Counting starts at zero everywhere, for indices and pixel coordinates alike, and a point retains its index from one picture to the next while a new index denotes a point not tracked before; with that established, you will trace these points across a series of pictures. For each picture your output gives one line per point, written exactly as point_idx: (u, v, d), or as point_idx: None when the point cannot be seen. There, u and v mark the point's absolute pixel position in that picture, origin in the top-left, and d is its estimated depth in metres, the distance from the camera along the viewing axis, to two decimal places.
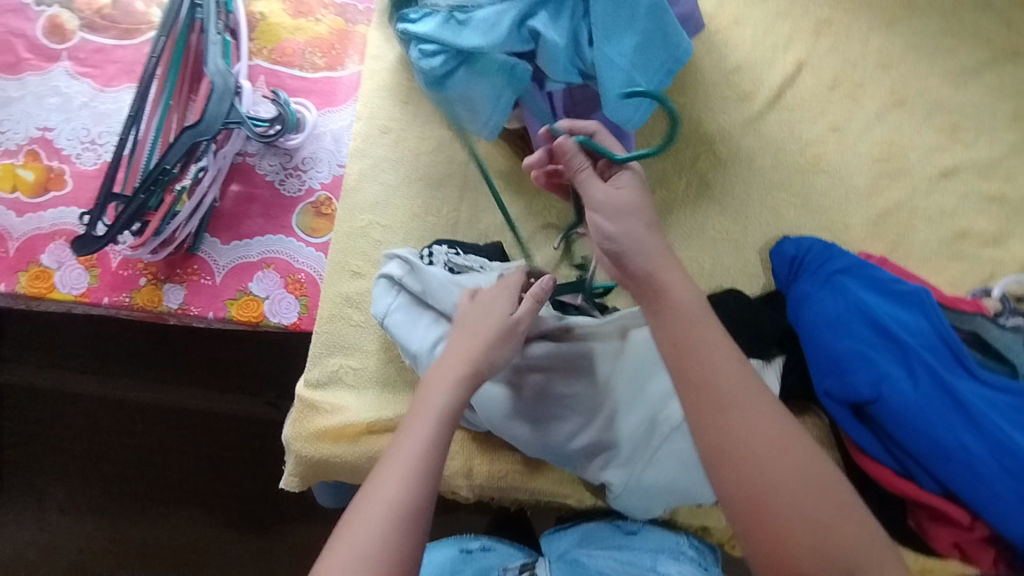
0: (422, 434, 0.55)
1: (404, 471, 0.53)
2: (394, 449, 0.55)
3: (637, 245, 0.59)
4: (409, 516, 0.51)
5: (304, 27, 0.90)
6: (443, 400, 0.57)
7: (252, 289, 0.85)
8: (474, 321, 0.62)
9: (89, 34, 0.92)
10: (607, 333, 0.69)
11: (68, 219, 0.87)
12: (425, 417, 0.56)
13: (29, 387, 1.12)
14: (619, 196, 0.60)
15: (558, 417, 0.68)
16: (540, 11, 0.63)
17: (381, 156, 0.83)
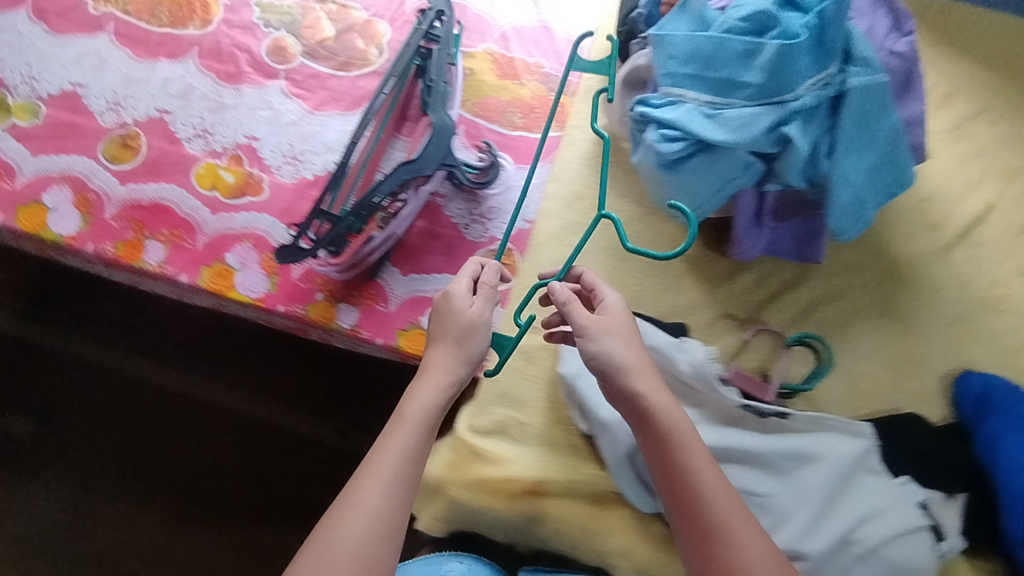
0: (398, 444, 0.63)
1: (382, 480, 0.61)
2: (374, 459, 0.62)
3: (630, 365, 0.64)
4: (381, 518, 0.59)
5: (509, 88, 0.96)
6: (417, 413, 0.65)
7: (423, 323, 0.86)
8: (434, 320, 0.70)
9: (309, 60, 0.98)
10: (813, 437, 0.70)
11: (259, 224, 0.91)
12: (406, 431, 0.64)
13: (132, 377, 1.14)
14: (610, 317, 0.66)
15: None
16: (796, 119, 0.66)
17: (574, 220, 0.87)
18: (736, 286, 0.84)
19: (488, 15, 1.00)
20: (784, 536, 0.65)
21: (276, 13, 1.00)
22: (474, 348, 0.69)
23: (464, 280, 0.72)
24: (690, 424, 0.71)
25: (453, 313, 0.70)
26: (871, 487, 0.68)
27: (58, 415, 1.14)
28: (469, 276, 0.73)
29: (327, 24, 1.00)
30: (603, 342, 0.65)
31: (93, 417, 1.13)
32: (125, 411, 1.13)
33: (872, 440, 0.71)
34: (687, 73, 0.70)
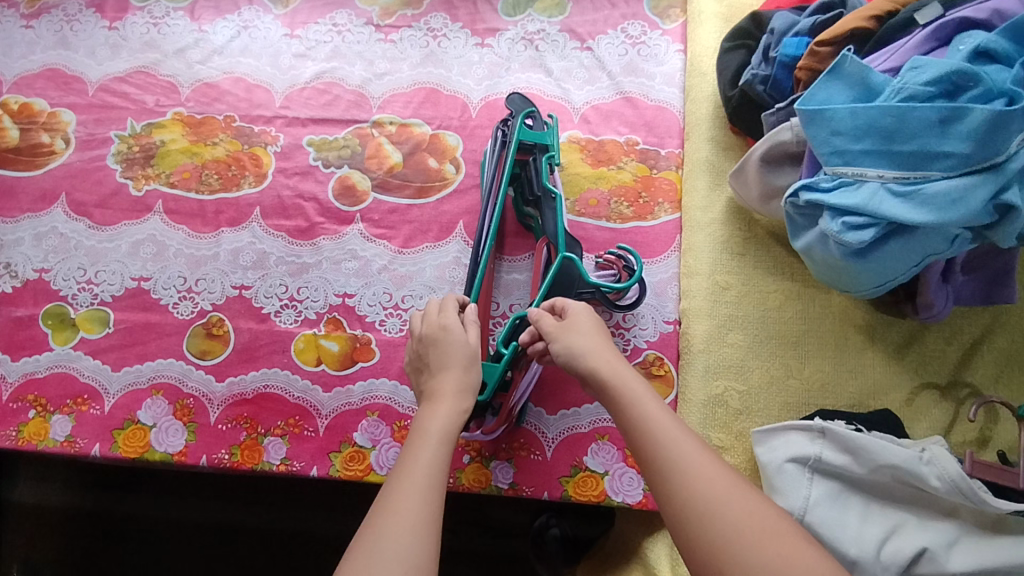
0: (426, 455, 0.58)
1: (417, 488, 0.54)
2: (402, 472, 0.56)
3: (594, 353, 0.63)
4: (424, 528, 0.52)
5: (607, 175, 0.87)
6: (439, 430, 0.60)
7: (588, 464, 0.78)
8: (443, 350, 0.68)
9: (382, 193, 0.89)
10: None
11: (379, 392, 0.82)
12: (425, 443, 0.59)
13: (257, 531, 1.03)
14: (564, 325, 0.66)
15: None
16: (1015, 183, 0.57)
17: (727, 314, 0.78)
18: (925, 349, 0.75)
19: (562, 99, 0.91)
20: None
21: (334, 149, 0.92)
22: (458, 376, 0.66)
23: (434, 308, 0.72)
24: (959, 543, 0.60)
25: (450, 340, 0.68)
26: None
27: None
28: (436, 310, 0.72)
29: (391, 148, 0.91)
30: (569, 341, 0.64)
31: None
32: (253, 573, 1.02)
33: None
34: (862, 149, 0.62)
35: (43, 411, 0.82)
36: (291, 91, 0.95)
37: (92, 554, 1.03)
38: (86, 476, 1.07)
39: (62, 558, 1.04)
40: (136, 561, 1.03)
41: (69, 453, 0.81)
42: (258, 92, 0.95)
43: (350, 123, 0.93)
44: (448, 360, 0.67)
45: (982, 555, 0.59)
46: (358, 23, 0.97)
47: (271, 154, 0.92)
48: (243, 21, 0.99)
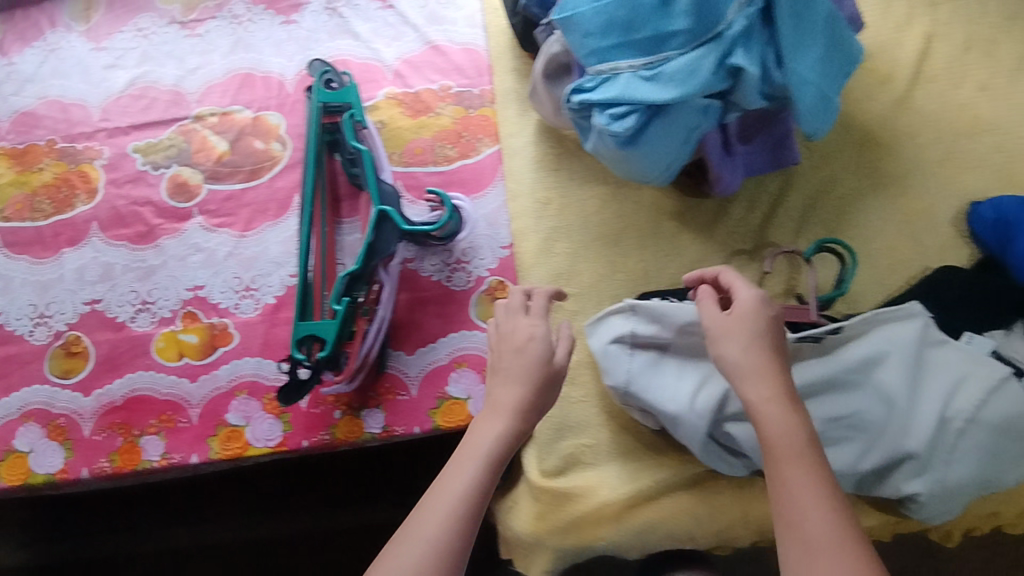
0: (466, 474, 0.58)
1: (444, 515, 0.55)
2: (424, 512, 0.56)
3: (746, 369, 0.57)
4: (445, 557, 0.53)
5: (427, 123, 0.90)
6: (489, 446, 0.60)
7: (452, 393, 0.82)
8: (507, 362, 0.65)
9: (215, 183, 0.91)
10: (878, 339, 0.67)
11: (244, 370, 0.84)
12: (470, 462, 0.59)
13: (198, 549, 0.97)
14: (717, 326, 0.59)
15: (841, 441, 0.66)
16: (736, 47, 0.62)
17: (551, 227, 0.82)
18: (731, 221, 0.81)
19: (373, 59, 0.93)
20: (882, 448, 0.65)
21: (160, 151, 0.93)
22: (545, 393, 0.65)
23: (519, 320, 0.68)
24: None
25: (532, 354, 0.65)
26: (945, 358, 0.66)
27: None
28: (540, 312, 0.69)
29: (216, 139, 0.92)
30: (721, 348, 0.58)
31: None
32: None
33: (927, 316, 0.67)
34: (610, 45, 0.66)
35: None
36: (108, 104, 0.95)
37: None
38: None
39: None
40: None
41: None
42: (75, 111, 0.95)
43: (173, 123, 0.93)
44: (502, 371, 0.65)
45: (781, 382, 0.67)
46: (162, 23, 0.98)
47: (99, 168, 0.92)
48: (47, 44, 0.98)
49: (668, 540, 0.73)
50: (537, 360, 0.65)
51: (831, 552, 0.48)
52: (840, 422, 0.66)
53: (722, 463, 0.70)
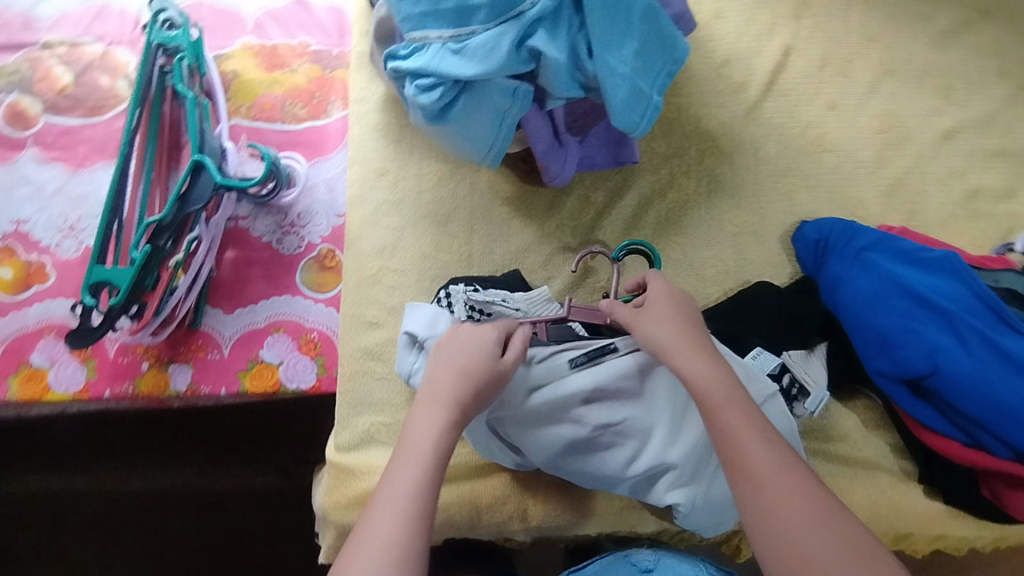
0: (405, 482, 0.51)
1: (389, 531, 0.48)
2: (355, 544, 0.48)
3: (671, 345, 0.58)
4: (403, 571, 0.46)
5: (281, 79, 0.87)
6: (433, 443, 0.53)
7: (264, 357, 0.80)
8: (462, 358, 0.58)
9: (54, 116, 0.87)
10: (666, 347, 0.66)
11: (56, 313, 0.82)
12: (415, 459, 0.52)
13: (76, 492, 1.03)
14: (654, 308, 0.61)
15: (609, 447, 0.65)
16: (538, 30, 0.61)
17: (382, 199, 0.80)
18: (563, 213, 0.80)
19: (235, 8, 0.90)
20: (649, 454, 0.63)
21: (2, 76, 0.88)
22: (490, 390, 0.58)
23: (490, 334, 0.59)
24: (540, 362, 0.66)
25: (478, 351, 0.58)
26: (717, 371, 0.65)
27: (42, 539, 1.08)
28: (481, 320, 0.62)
29: (62, 70, 0.89)
30: (648, 331, 0.59)
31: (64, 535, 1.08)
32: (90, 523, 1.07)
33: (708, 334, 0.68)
34: (422, 12, 0.64)
35: None
36: None
37: None
38: None
39: None
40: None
41: None
42: None
43: (19, 48, 0.89)
44: (460, 365, 0.57)
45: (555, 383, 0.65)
46: None
47: None
48: None
49: (449, 527, 0.71)
50: (489, 366, 0.57)
51: (789, 497, 0.49)
52: (610, 428, 0.65)
53: (496, 451, 0.70)
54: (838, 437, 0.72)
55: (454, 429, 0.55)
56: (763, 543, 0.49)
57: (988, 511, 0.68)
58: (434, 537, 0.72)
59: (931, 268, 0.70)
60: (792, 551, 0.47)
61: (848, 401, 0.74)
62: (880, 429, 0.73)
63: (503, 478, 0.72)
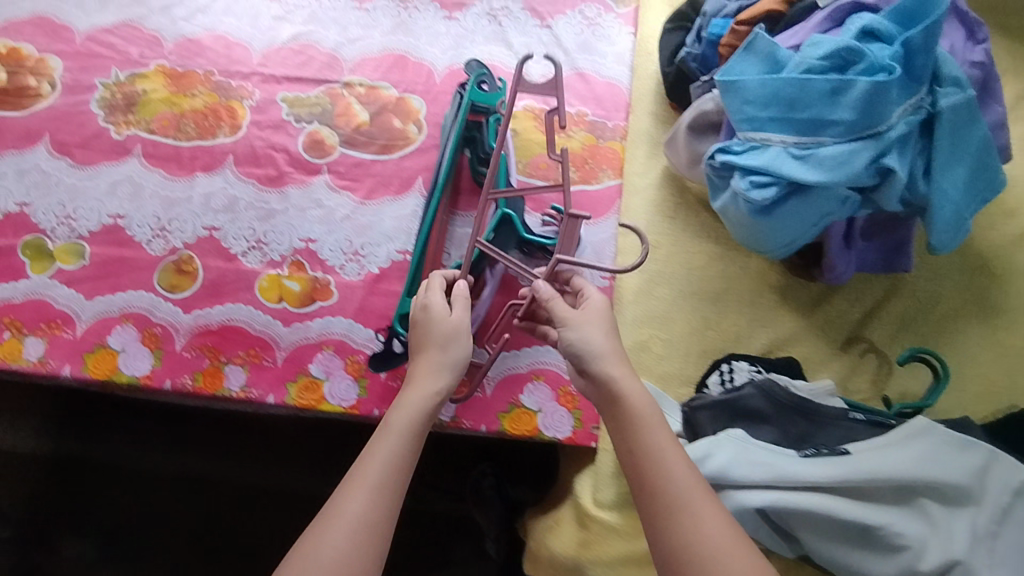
0: (387, 451, 0.64)
1: (369, 489, 0.61)
2: (335, 510, 0.60)
3: (602, 352, 0.66)
4: (372, 528, 0.59)
5: (557, 142, 0.95)
6: (409, 419, 0.66)
7: (524, 402, 0.85)
8: (431, 340, 0.71)
9: (349, 149, 0.96)
10: (910, 436, 0.70)
11: (335, 329, 0.88)
12: (394, 435, 0.65)
13: (271, 489, 1.09)
14: (591, 312, 0.69)
15: (891, 547, 0.67)
16: (893, 150, 0.65)
17: (656, 270, 0.85)
18: (830, 309, 0.83)
19: (520, 71, 0.98)
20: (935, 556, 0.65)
21: (305, 106, 0.98)
22: (456, 351, 0.71)
23: (438, 296, 0.73)
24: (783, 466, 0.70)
25: (439, 321, 0.72)
26: (966, 459, 0.68)
27: (213, 537, 1.08)
28: (431, 287, 0.75)
29: (359, 108, 0.97)
30: (577, 332, 0.67)
31: (235, 535, 1.08)
32: (269, 528, 1.08)
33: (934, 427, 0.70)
34: (769, 116, 0.69)
35: (17, 333, 0.89)
36: (268, 51, 1.00)
37: (62, 491, 1.10)
38: (47, 419, 1.12)
39: (32, 494, 1.10)
40: (123, 479, 1.10)
41: (42, 373, 0.87)
42: (236, 50, 1.00)
43: (322, 83, 0.99)
44: (437, 347, 0.71)
45: (826, 472, 0.68)
46: None
47: (246, 108, 0.98)
48: None
49: None
50: (456, 329, 0.72)
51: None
52: (886, 522, 0.67)
53: (761, 535, 0.71)
54: None
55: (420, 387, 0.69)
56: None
57: None
58: None
59: None
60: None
61: None
62: None
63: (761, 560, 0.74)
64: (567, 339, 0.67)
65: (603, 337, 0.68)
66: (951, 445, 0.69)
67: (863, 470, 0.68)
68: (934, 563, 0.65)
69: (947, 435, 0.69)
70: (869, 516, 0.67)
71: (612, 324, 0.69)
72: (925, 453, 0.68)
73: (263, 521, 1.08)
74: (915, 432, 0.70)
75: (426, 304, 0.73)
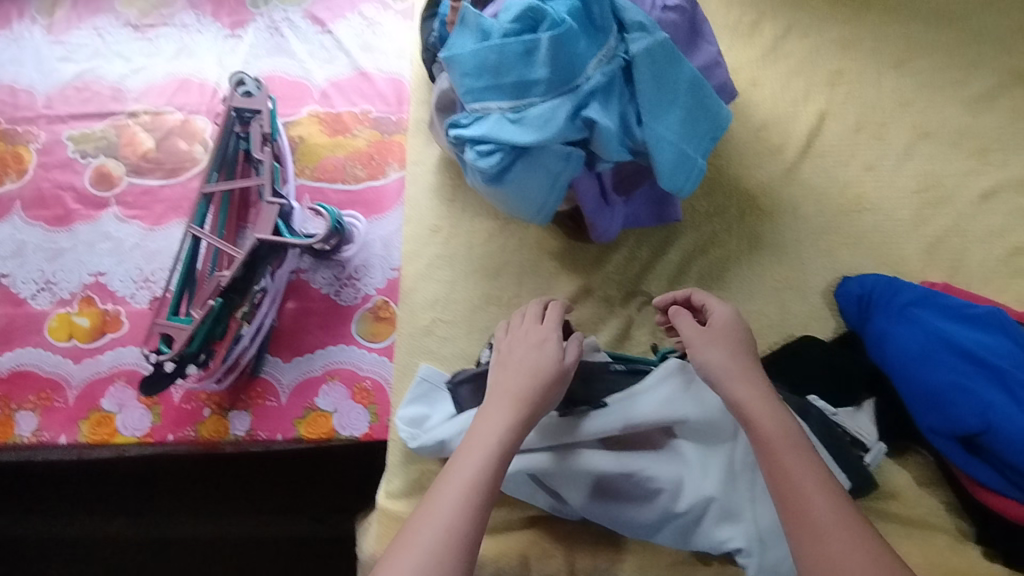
0: (470, 468, 0.56)
1: (451, 502, 0.53)
2: (414, 523, 0.53)
3: (733, 372, 0.61)
4: (459, 544, 0.52)
5: (342, 143, 0.94)
6: (494, 441, 0.58)
7: (319, 405, 0.83)
8: (533, 360, 0.64)
9: (135, 177, 0.95)
10: (657, 381, 0.69)
11: (126, 359, 0.86)
12: (477, 455, 0.57)
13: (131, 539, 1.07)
14: (718, 329, 0.64)
15: (649, 495, 0.67)
16: (592, 101, 0.66)
17: (436, 255, 0.85)
18: (609, 269, 0.83)
19: (303, 78, 0.98)
20: (688, 495, 0.65)
21: (92, 142, 0.97)
22: (552, 399, 0.63)
23: (535, 309, 0.70)
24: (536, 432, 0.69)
25: (542, 352, 0.64)
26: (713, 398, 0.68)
27: None
28: (535, 316, 0.69)
29: (144, 136, 0.97)
30: (705, 353, 0.63)
31: None
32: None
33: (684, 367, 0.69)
34: (482, 86, 0.68)
35: None
36: (53, 93, 1.00)
37: None
38: None
39: None
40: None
41: None
42: (22, 96, 1.00)
43: (108, 117, 0.98)
44: (531, 367, 0.63)
45: (579, 426, 0.68)
46: (117, 25, 1.03)
47: (32, 151, 0.97)
48: (10, 32, 1.04)
49: None
50: (551, 358, 0.64)
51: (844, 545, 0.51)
52: (638, 468, 0.66)
53: (538, 499, 0.71)
54: (889, 495, 0.72)
55: (521, 423, 0.60)
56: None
57: None
58: None
59: (979, 324, 0.70)
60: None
61: (899, 457, 0.74)
62: (934, 487, 0.73)
63: (552, 528, 0.74)
64: (699, 359, 0.63)
65: (729, 359, 0.62)
66: (699, 383, 0.69)
67: (613, 420, 0.67)
68: (687, 504, 0.65)
69: (697, 373, 0.69)
70: (624, 466, 0.67)
71: (735, 346, 0.63)
72: (671, 391, 0.67)
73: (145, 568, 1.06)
74: (665, 375, 0.69)
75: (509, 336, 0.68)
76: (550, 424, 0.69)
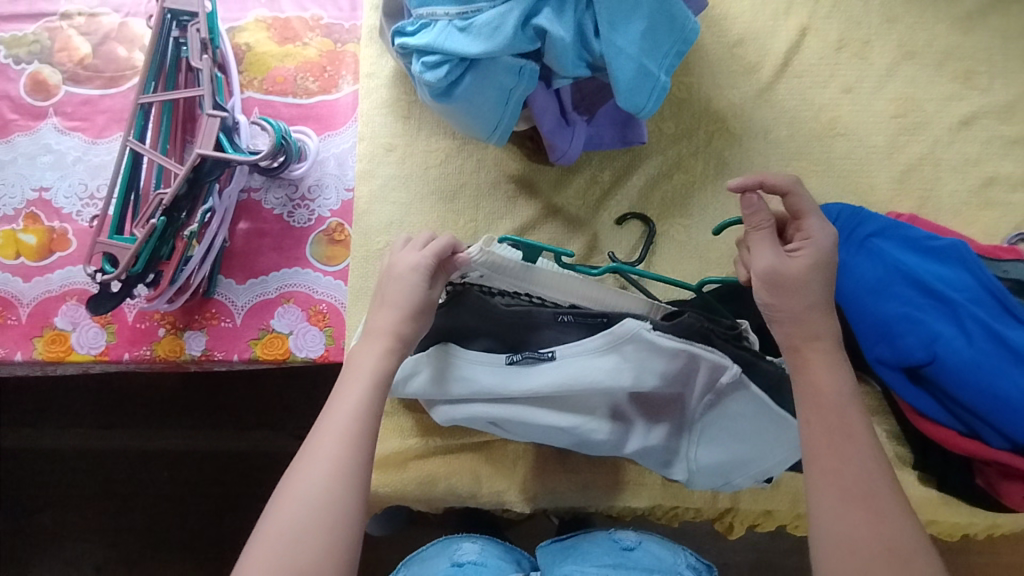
0: (355, 395, 0.57)
1: (341, 429, 0.56)
2: (310, 450, 0.55)
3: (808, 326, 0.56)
4: (351, 468, 0.54)
5: (293, 52, 0.88)
6: (371, 375, 0.58)
7: (274, 326, 0.82)
8: (393, 293, 0.61)
9: (74, 86, 0.89)
10: (605, 343, 0.65)
11: (77, 279, 0.85)
12: (359, 381, 0.58)
13: (110, 446, 1.11)
14: (791, 272, 0.56)
15: (598, 443, 0.69)
16: (544, 8, 0.61)
17: (390, 175, 0.82)
18: (569, 192, 0.80)
19: None
20: (634, 443, 0.69)
21: (23, 45, 0.90)
22: (418, 329, 0.62)
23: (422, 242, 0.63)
24: (481, 389, 0.68)
25: (406, 287, 0.61)
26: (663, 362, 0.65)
27: (80, 498, 1.11)
28: (420, 244, 0.63)
29: (80, 40, 0.90)
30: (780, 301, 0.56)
31: (98, 495, 1.11)
32: (111, 483, 1.11)
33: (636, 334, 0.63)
34: None
35: None
36: None
37: None
38: None
39: None
40: None
41: None
42: None
43: (39, 17, 0.91)
44: (393, 302, 0.60)
45: (522, 385, 0.67)
46: None
47: None
48: None
49: (450, 495, 0.75)
50: (417, 292, 0.61)
51: None
52: (584, 423, 0.68)
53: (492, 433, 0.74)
54: None
55: (393, 356, 0.60)
56: (822, 541, 0.51)
57: (987, 502, 0.69)
58: (435, 503, 0.76)
59: (939, 256, 0.69)
60: (846, 548, 0.50)
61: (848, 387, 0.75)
62: (877, 416, 0.74)
63: (503, 449, 0.75)
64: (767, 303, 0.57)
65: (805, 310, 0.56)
66: (650, 350, 0.64)
67: (557, 382, 0.66)
68: (633, 449, 0.69)
69: (649, 342, 0.63)
70: (572, 421, 0.68)
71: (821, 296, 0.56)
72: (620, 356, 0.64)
73: (125, 477, 1.11)
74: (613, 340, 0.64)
75: (393, 262, 0.63)
76: (496, 381, 0.67)
